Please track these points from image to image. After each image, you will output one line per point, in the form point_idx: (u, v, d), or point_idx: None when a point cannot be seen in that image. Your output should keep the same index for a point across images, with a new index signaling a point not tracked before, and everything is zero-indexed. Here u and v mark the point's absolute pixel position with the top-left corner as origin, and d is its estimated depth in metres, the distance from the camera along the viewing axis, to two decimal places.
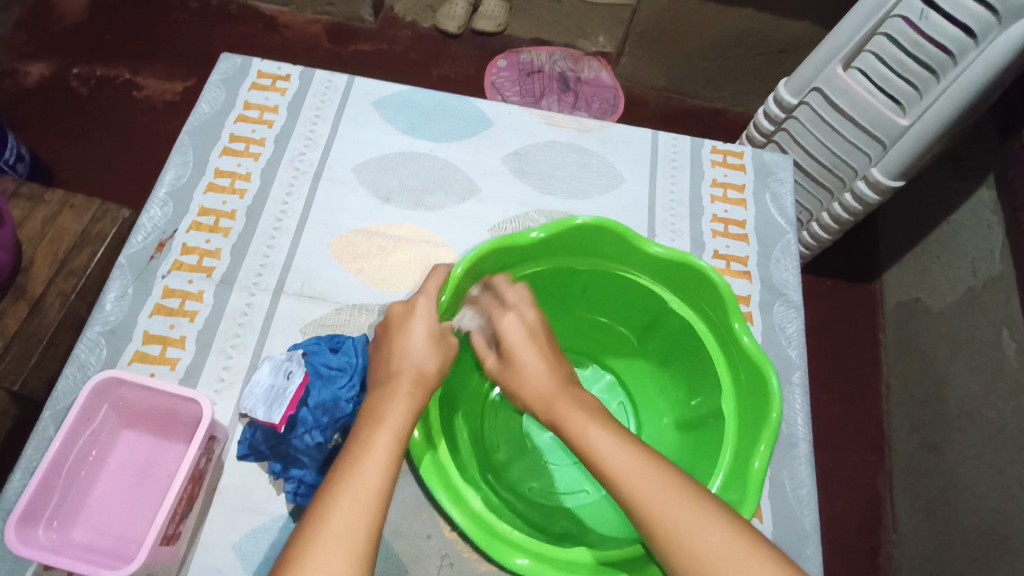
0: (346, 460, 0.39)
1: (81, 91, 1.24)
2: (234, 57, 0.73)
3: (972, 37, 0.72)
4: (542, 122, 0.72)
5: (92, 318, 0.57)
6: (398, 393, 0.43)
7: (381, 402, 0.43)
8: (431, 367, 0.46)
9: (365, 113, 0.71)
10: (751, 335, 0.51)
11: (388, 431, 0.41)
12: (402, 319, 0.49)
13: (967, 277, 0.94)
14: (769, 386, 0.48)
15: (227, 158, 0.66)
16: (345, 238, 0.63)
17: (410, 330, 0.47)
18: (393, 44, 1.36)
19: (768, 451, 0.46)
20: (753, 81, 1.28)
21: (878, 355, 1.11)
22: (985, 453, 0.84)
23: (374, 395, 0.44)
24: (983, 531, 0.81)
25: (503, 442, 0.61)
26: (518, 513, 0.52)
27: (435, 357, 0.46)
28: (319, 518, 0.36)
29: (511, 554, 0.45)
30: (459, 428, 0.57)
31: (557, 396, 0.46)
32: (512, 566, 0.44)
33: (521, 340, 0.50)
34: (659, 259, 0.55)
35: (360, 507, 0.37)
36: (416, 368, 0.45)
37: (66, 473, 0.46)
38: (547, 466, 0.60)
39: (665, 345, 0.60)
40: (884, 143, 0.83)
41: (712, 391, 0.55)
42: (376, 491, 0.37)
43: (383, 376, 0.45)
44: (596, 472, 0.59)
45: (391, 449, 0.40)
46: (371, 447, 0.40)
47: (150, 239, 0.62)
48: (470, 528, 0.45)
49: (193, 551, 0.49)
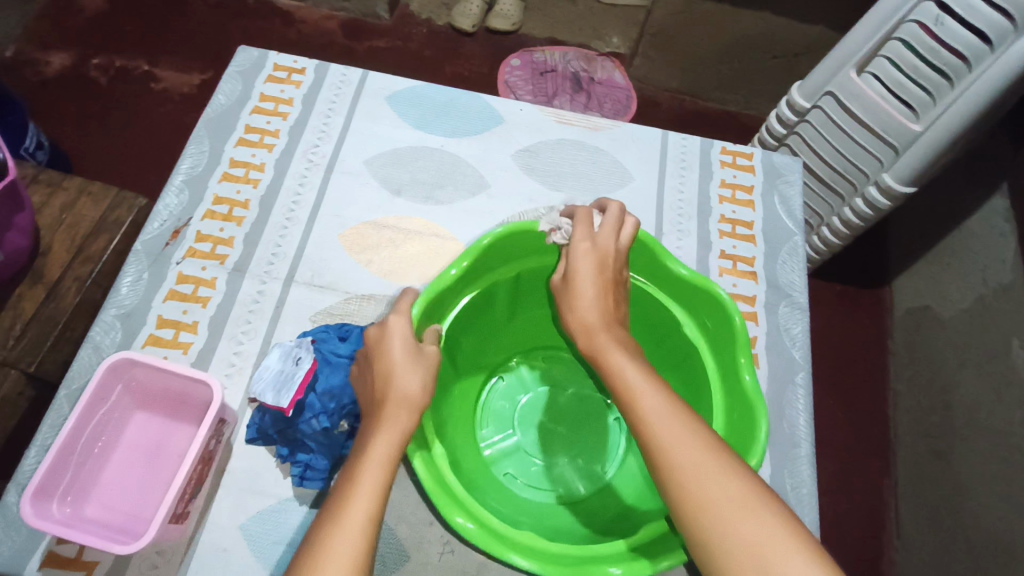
0: (340, 490, 0.39)
1: (100, 81, 1.26)
2: (250, 50, 0.74)
3: (988, 44, 0.71)
4: (552, 120, 0.72)
5: (108, 302, 0.59)
6: (384, 419, 0.42)
7: (371, 428, 0.42)
8: (414, 386, 0.44)
9: (378, 107, 0.72)
10: (755, 373, 0.50)
11: (372, 460, 0.40)
12: (376, 343, 0.46)
13: (977, 285, 0.94)
14: (760, 423, 0.46)
15: (242, 149, 0.68)
16: (356, 229, 0.64)
17: (388, 355, 0.45)
18: (408, 41, 1.37)
19: (758, 466, 0.46)
20: (766, 84, 1.27)
21: (886, 361, 1.10)
22: (993, 461, 0.84)
23: (366, 424, 0.43)
24: (987, 539, 0.81)
25: (492, 425, 0.62)
26: (481, 492, 0.52)
27: (419, 375, 0.45)
28: (317, 538, 0.37)
29: (455, 513, 0.44)
30: (450, 400, 0.58)
31: (601, 330, 0.47)
32: (452, 523, 0.44)
33: (588, 273, 0.50)
34: (682, 280, 0.54)
35: (352, 532, 0.37)
36: (400, 393, 0.44)
37: (80, 450, 0.47)
38: (528, 458, 0.60)
39: (668, 361, 0.59)
40: (897, 148, 0.83)
41: (703, 419, 0.53)
42: (364, 516, 0.37)
43: (371, 405, 0.44)
44: (577, 477, 0.59)
45: (379, 478, 0.39)
46: (359, 474, 0.39)
47: (165, 227, 0.63)
48: (428, 483, 0.45)
49: (201, 529, 0.50)
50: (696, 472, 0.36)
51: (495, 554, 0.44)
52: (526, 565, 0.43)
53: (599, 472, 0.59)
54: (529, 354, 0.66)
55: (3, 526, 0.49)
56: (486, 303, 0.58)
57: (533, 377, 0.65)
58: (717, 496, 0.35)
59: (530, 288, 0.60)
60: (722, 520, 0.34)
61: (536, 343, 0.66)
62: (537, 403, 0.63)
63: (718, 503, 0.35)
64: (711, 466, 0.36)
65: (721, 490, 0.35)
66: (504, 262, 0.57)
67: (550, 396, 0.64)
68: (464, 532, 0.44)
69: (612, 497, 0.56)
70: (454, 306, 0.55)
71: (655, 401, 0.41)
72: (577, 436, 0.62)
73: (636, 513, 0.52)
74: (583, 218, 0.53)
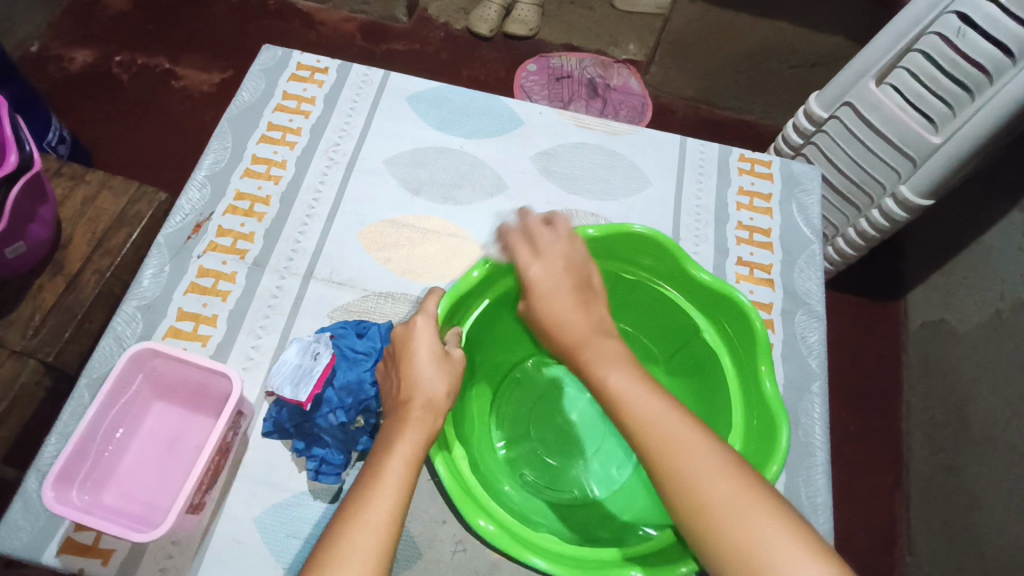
0: (362, 488, 0.39)
1: (122, 78, 1.28)
2: (274, 49, 0.75)
3: (1010, 57, 0.71)
4: (571, 123, 0.73)
5: (130, 293, 0.60)
6: (409, 419, 0.43)
7: (393, 428, 0.43)
8: (440, 390, 0.44)
9: (398, 107, 0.72)
10: (774, 380, 0.50)
11: (397, 459, 0.40)
12: (402, 343, 0.47)
13: (994, 300, 0.93)
14: (779, 432, 0.46)
15: (264, 146, 0.68)
16: (375, 227, 0.65)
17: (414, 354, 0.46)
18: (425, 44, 1.39)
19: (778, 472, 0.45)
20: (783, 93, 1.27)
21: (900, 374, 1.10)
22: (1007, 479, 0.83)
23: (388, 423, 0.44)
24: (999, 557, 0.80)
25: (507, 426, 0.62)
26: (500, 494, 0.53)
27: (445, 378, 0.45)
28: (334, 541, 0.37)
29: (477, 515, 0.44)
30: (468, 402, 0.58)
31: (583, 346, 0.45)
32: (474, 526, 0.44)
33: (550, 284, 0.49)
34: (704, 286, 0.54)
35: (373, 529, 0.37)
36: (426, 395, 0.44)
37: (101, 439, 0.48)
38: (543, 459, 0.60)
39: (689, 369, 0.59)
40: (915, 160, 0.83)
41: (721, 426, 0.53)
42: (387, 512, 0.38)
43: (394, 405, 0.45)
44: (593, 479, 0.59)
45: (402, 477, 0.40)
46: (383, 471, 0.40)
47: (187, 221, 0.64)
48: (448, 481, 0.45)
49: (216, 520, 0.51)
50: (689, 471, 0.37)
51: (516, 556, 0.43)
52: (545, 567, 0.43)
53: (613, 475, 0.59)
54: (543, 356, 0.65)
55: (22, 511, 0.50)
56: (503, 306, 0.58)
57: (550, 379, 0.65)
58: (703, 489, 0.36)
59: None
60: (717, 517, 0.35)
61: None
62: (552, 407, 0.63)
63: (711, 503, 0.36)
64: (703, 460, 0.37)
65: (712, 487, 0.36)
66: None
67: (567, 399, 0.64)
68: (486, 533, 0.44)
69: (624, 502, 0.56)
70: (475, 306, 0.55)
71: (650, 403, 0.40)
72: (593, 439, 0.62)
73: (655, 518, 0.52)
74: (518, 245, 0.52)
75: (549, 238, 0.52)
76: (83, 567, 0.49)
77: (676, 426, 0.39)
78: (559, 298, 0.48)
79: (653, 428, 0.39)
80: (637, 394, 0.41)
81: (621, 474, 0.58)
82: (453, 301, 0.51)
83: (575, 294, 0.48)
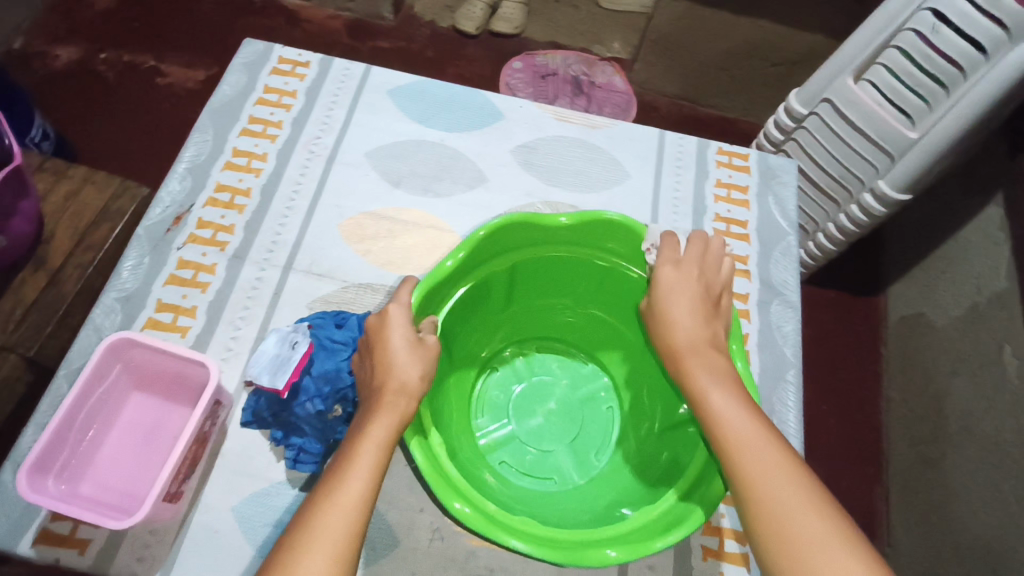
0: (336, 470, 0.40)
1: (106, 76, 1.27)
2: (256, 43, 0.75)
3: (982, 52, 0.72)
4: (551, 117, 0.73)
5: (109, 285, 0.60)
6: (382, 403, 0.43)
7: (368, 411, 0.43)
8: (413, 375, 0.45)
9: (380, 101, 0.73)
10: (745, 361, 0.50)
11: (370, 442, 0.41)
12: (376, 330, 0.47)
13: (971, 293, 0.94)
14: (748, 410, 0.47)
15: (245, 139, 0.69)
16: (355, 219, 0.65)
17: (387, 341, 0.46)
18: (412, 41, 1.39)
19: None
20: (765, 91, 1.29)
21: (879, 368, 1.11)
22: (983, 468, 0.84)
23: (364, 407, 0.44)
24: (976, 545, 0.82)
25: (487, 414, 0.62)
26: (481, 479, 0.53)
27: (419, 363, 0.46)
28: (307, 520, 0.38)
29: (452, 498, 0.44)
30: (447, 391, 0.58)
31: (688, 352, 0.48)
32: (449, 508, 0.44)
33: (677, 290, 0.52)
34: None
35: (347, 509, 0.38)
36: (399, 379, 0.44)
37: (78, 428, 0.48)
38: (523, 448, 0.61)
39: None
40: (892, 155, 0.84)
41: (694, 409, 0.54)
42: (359, 493, 0.39)
43: (370, 390, 0.45)
44: (571, 465, 0.60)
45: (376, 458, 0.41)
46: (356, 453, 0.41)
47: (167, 213, 0.64)
48: (424, 463, 0.45)
49: (194, 510, 0.51)
50: (790, 513, 0.38)
51: (493, 538, 0.43)
52: (523, 549, 0.43)
53: (592, 461, 0.60)
54: (521, 345, 0.66)
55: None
56: (480, 294, 0.58)
57: (528, 367, 0.65)
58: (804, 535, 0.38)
59: (526, 276, 0.60)
60: (811, 562, 0.37)
61: (530, 334, 0.66)
62: (533, 395, 0.64)
63: (809, 546, 0.37)
64: (802, 505, 0.39)
65: (810, 531, 0.38)
66: (503, 251, 0.57)
67: (545, 387, 0.65)
68: (462, 516, 0.44)
69: (603, 488, 0.57)
70: (451, 295, 0.55)
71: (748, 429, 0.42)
72: (573, 427, 0.62)
73: (632, 499, 0.53)
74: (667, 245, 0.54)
75: (693, 247, 0.55)
76: (60, 557, 0.49)
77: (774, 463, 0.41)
78: (681, 297, 0.51)
79: (754, 461, 0.41)
80: (736, 416, 0.43)
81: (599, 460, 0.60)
82: (428, 291, 0.51)
83: (697, 300, 0.51)
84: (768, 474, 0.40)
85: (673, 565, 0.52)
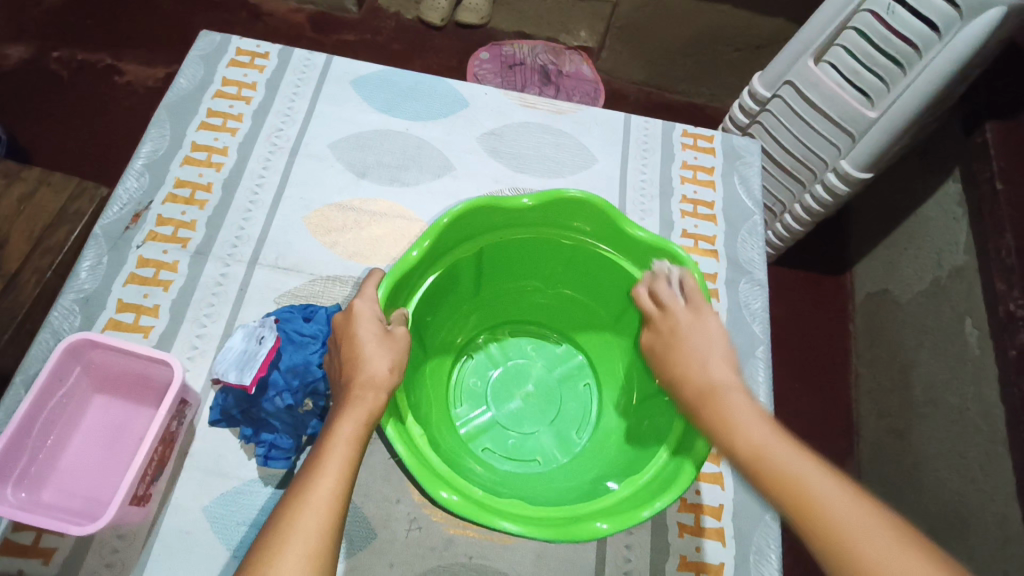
0: (307, 468, 0.40)
1: (60, 75, 1.23)
2: (212, 34, 0.74)
3: (937, 32, 0.73)
4: (517, 104, 0.73)
5: (66, 287, 0.58)
6: (350, 398, 0.43)
7: (337, 408, 0.43)
8: (382, 367, 0.44)
9: (342, 92, 0.71)
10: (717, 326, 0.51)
11: (338, 439, 0.41)
12: (344, 327, 0.47)
13: (933, 268, 0.97)
14: None
15: (204, 133, 0.67)
16: (321, 212, 0.64)
17: (355, 336, 0.45)
18: (377, 34, 1.37)
19: None
20: (731, 76, 1.30)
21: (848, 345, 1.14)
22: (949, 437, 0.86)
23: (335, 403, 0.44)
24: (945, 512, 0.84)
25: (465, 403, 0.62)
26: (464, 466, 0.53)
27: (389, 355, 0.45)
28: (278, 522, 0.37)
29: (438, 487, 0.43)
30: (423, 381, 0.58)
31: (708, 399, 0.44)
32: (436, 498, 0.43)
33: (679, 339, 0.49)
34: (642, 243, 0.54)
35: (317, 507, 0.37)
36: (367, 372, 0.44)
37: (37, 433, 0.46)
38: (504, 433, 0.61)
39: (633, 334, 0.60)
40: (853, 135, 0.85)
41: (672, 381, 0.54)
42: (330, 489, 0.38)
43: (340, 386, 0.45)
44: (553, 446, 0.60)
45: (346, 454, 0.40)
46: (326, 451, 0.40)
47: (125, 211, 0.62)
48: (406, 454, 0.44)
49: (163, 512, 0.50)
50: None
51: (483, 522, 0.42)
52: (514, 530, 0.42)
53: (574, 440, 0.60)
54: (494, 331, 0.66)
55: None
56: (449, 282, 0.58)
57: (503, 351, 0.65)
58: None
59: (495, 260, 0.60)
60: None
61: (502, 320, 0.66)
62: (512, 380, 0.64)
63: None
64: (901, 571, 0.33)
65: None
66: (469, 237, 0.56)
67: (521, 369, 0.65)
68: (449, 504, 0.43)
69: (585, 463, 0.57)
70: (420, 284, 0.54)
71: (803, 462, 0.39)
72: (552, 408, 0.63)
73: (614, 469, 0.53)
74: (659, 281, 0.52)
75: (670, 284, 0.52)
76: (22, 567, 0.47)
77: (841, 496, 0.36)
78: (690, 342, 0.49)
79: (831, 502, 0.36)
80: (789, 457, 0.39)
81: (581, 438, 0.60)
82: (396, 282, 0.50)
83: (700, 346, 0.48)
84: (836, 514, 0.36)
85: (650, 543, 0.53)
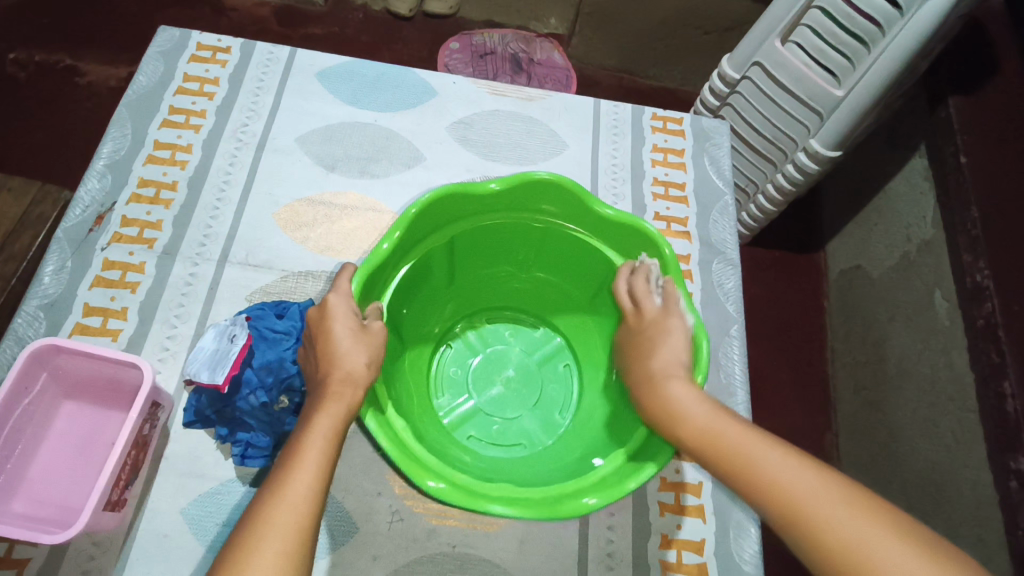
0: (283, 465, 0.39)
1: (17, 77, 1.20)
2: (171, 30, 0.72)
3: (897, 8, 0.73)
4: (486, 92, 0.73)
5: (30, 292, 0.56)
6: (327, 394, 0.42)
7: (313, 404, 0.42)
8: (359, 362, 0.44)
9: (308, 84, 0.70)
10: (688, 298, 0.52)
11: (315, 435, 0.40)
12: (318, 324, 0.46)
13: (902, 242, 0.99)
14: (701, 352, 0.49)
15: (166, 130, 0.66)
16: (290, 207, 0.63)
17: (330, 332, 0.45)
18: (345, 26, 1.35)
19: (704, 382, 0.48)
20: (701, 59, 1.31)
21: (823, 321, 1.15)
22: (922, 406, 0.88)
23: (311, 400, 0.43)
24: (920, 479, 0.86)
25: (446, 392, 0.62)
26: (450, 454, 0.53)
27: (364, 350, 0.45)
28: (254, 520, 0.37)
29: (424, 477, 0.43)
30: (403, 372, 0.57)
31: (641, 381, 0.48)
32: (424, 487, 0.43)
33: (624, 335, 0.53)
34: (610, 221, 0.55)
35: (293, 503, 0.37)
36: (344, 368, 0.43)
37: (3, 445, 0.45)
38: (488, 419, 0.61)
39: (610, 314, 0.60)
40: (821, 113, 0.86)
41: None
42: (308, 484, 0.38)
43: (316, 383, 0.44)
44: (537, 428, 0.60)
45: (323, 448, 0.40)
46: (304, 447, 0.40)
47: (88, 212, 0.61)
48: (388, 447, 0.44)
49: (140, 516, 0.49)
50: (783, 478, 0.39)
51: (471, 507, 0.42)
52: (502, 513, 0.42)
53: (557, 420, 0.61)
54: (472, 320, 0.66)
55: None
56: (422, 273, 0.58)
57: (481, 339, 0.65)
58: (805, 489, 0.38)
59: (467, 247, 0.59)
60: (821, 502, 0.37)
61: (478, 307, 0.66)
62: (492, 366, 0.64)
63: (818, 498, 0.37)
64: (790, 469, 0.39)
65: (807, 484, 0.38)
66: (439, 227, 0.56)
67: (500, 355, 0.65)
68: (436, 492, 0.43)
69: (567, 443, 0.57)
70: (393, 277, 0.54)
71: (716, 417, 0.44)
72: (534, 392, 0.63)
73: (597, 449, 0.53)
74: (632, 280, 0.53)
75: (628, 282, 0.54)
76: None
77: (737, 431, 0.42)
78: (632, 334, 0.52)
79: (783, 478, 0.39)
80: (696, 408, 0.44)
81: (564, 419, 0.60)
82: (368, 275, 0.50)
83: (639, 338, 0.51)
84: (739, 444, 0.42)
85: (632, 523, 0.53)
